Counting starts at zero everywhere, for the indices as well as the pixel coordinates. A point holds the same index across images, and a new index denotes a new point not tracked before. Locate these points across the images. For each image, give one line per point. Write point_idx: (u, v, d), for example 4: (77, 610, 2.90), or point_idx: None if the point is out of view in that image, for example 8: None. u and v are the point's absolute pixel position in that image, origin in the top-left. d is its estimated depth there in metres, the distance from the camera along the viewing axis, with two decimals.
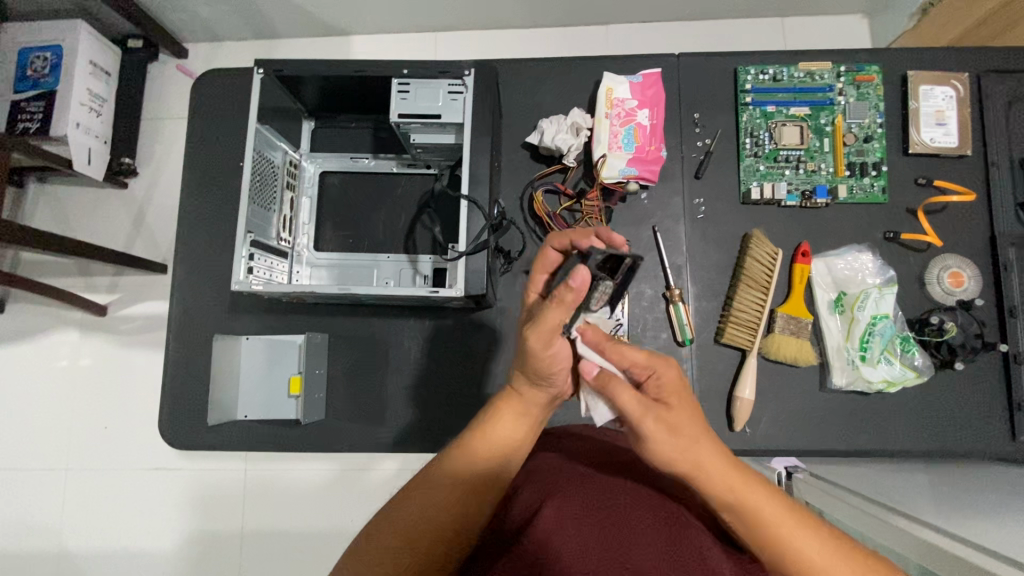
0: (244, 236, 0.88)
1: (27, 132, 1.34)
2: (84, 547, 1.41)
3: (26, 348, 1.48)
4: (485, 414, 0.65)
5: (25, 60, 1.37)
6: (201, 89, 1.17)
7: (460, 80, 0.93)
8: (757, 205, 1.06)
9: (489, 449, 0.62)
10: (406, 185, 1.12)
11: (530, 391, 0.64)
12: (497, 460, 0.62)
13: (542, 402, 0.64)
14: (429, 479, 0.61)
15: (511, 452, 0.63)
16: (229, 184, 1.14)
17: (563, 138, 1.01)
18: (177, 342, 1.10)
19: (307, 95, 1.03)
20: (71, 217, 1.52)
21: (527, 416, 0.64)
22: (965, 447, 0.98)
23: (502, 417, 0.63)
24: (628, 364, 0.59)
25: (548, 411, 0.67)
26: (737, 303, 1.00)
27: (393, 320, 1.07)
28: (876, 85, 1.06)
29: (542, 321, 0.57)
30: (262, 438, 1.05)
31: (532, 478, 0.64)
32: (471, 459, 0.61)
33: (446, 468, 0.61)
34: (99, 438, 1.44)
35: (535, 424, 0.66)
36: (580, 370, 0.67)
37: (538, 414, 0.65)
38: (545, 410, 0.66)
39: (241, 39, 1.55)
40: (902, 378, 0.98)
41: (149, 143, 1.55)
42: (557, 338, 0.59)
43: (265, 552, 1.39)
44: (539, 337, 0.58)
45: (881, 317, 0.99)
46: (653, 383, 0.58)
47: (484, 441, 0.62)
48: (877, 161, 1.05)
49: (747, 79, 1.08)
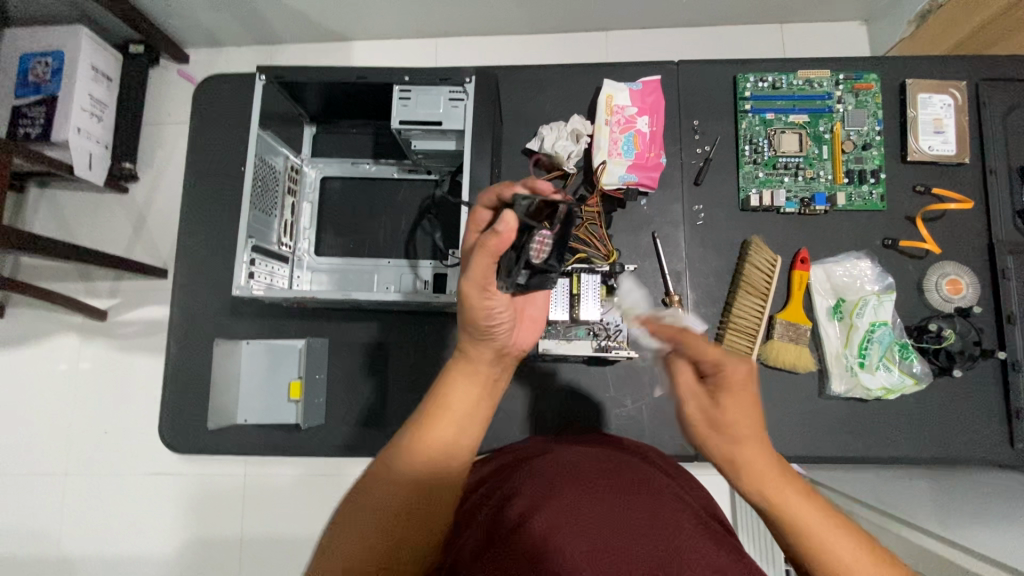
0: (245, 241, 0.89)
1: (28, 137, 1.35)
2: (82, 551, 1.41)
3: (25, 351, 1.48)
4: (438, 387, 0.67)
5: (27, 66, 1.38)
6: (203, 94, 1.18)
7: (462, 87, 0.93)
8: (757, 212, 1.07)
9: (444, 424, 0.64)
10: (407, 190, 1.12)
11: (475, 350, 0.67)
12: (452, 436, 0.63)
13: (489, 359, 0.68)
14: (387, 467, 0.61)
15: (465, 422, 0.65)
16: (230, 189, 1.15)
17: (563, 145, 1.03)
18: (177, 346, 1.10)
19: (309, 100, 1.03)
20: (72, 221, 1.52)
21: (477, 378, 0.67)
22: (964, 454, 0.98)
23: (454, 383, 0.66)
24: (711, 354, 0.64)
25: (502, 371, 0.71)
26: (736, 309, 1.00)
27: (393, 325, 1.07)
28: (874, 93, 1.07)
29: (474, 271, 0.62)
30: (261, 443, 1.05)
31: (527, 483, 0.65)
32: (432, 432, 0.63)
33: (405, 455, 0.61)
34: (97, 442, 1.44)
35: (487, 389, 0.68)
36: (529, 330, 0.73)
37: (488, 372, 0.68)
38: (495, 370, 0.69)
39: (243, 44, 1.56)
40: (901, 385, 0.98)
41: (150, 148, 1.56)
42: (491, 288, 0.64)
43: (262, 556, 1.39)
44: (472, 286, 0.62)
45: (879, 324, 0.99)
46: (728, 373, 0.64)
47: (441, 411, 0.64)
48: (876, 169, 1.05)
49: (746, 87, 1.08)
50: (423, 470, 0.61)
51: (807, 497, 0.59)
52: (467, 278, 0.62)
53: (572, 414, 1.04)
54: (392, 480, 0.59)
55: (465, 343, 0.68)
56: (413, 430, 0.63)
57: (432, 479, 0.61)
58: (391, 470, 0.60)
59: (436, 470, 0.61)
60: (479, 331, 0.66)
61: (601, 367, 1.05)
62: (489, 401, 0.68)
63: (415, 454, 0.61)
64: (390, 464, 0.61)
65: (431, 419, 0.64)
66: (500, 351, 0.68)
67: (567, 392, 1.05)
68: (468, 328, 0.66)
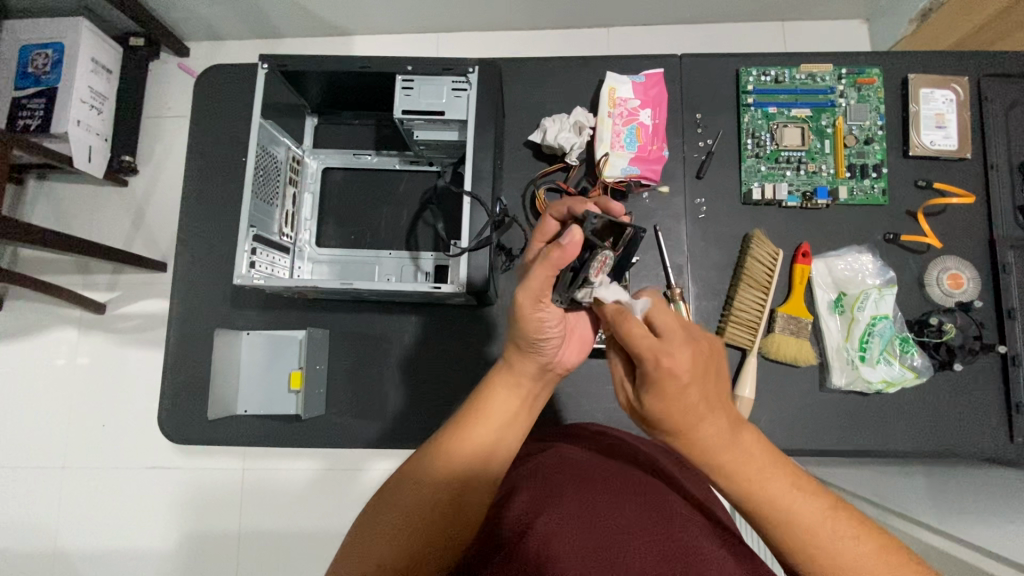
0: (247, 230, 0.88)
1: (28, 128, 1.34)
2: (79, 546, 1.41)
3: (24, 345, 1.47)
4: (478, 394, 0.68)
5: (26, 57, 1.37)
6: (204, 85, 1.17)
7: (465, 77, 0.93)
8: (758, 206, 1.07)
9: (481, 433, 0.65)
10: (408, 182, 1.12)
11: (520, 362, 0.68)
12: (488, 445, 0.65)
13: (533, 373, 0.68)
14: (422, 467, 0.63)
15: (503, 434, 0.66)
16: (231, 181, 1.15)
17: (566, 137, 1.02)
18: (177, 337, 1.10)
19: (311, 91, 1.03)
20: (71, 213, 1.52)
21: (520, 390, 0.68)
22: (964, 448, 0.99)
23: (495, 393, 0.67)
24: (638, 345, 0.58)
25: (544, 388, 0.71)
26: (737, 302, 1.00)
27: (394, 316, 1.07)
28: (876, 88, 1.07)
29: (530, 283, 0.61)
30: (261, 435, 1.05)
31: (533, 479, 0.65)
32: (469, 437, 0.65)
33: (440, 456, 0.63)
34: (96, 437, 1.43)
35: (528, 402, 0.69)
36: (575, 351, 0.73)
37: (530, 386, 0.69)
38: (538, 385, 0.70)
39: (244, 38, 1.55)
40: (901, 378, 0.98)
41: (150, 141, 1.56)
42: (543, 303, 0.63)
43: (261, 551, 1.39)
44: (526, 298, 0.62)
45: (880, 318, 0.99)
46: (665, 367, 0.57)
47: (481, 418, 0.66)
48: (877, 163, 1.05)
49: (749, 81, 1.08)
50: (459, 475, 0.62)
51: (783, 480, 0.58)
52: (522, 289, 0.62)
53: (573, 406, 1.03)
54: (428, 480, 0.61)
55: (509, 355, 0.69)
56: (451, 434, 0.65)
57: (467, 486, 0.62)
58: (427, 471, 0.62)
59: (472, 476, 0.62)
60: (528, 346, 0.66)
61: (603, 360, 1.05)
62: (527, 417, 0.69)
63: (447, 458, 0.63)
64: (423, 464, 0.63)
65: (470, 426, 0.65)
66: (545, 366, 0.69)
67: (568, 384, 1.04)
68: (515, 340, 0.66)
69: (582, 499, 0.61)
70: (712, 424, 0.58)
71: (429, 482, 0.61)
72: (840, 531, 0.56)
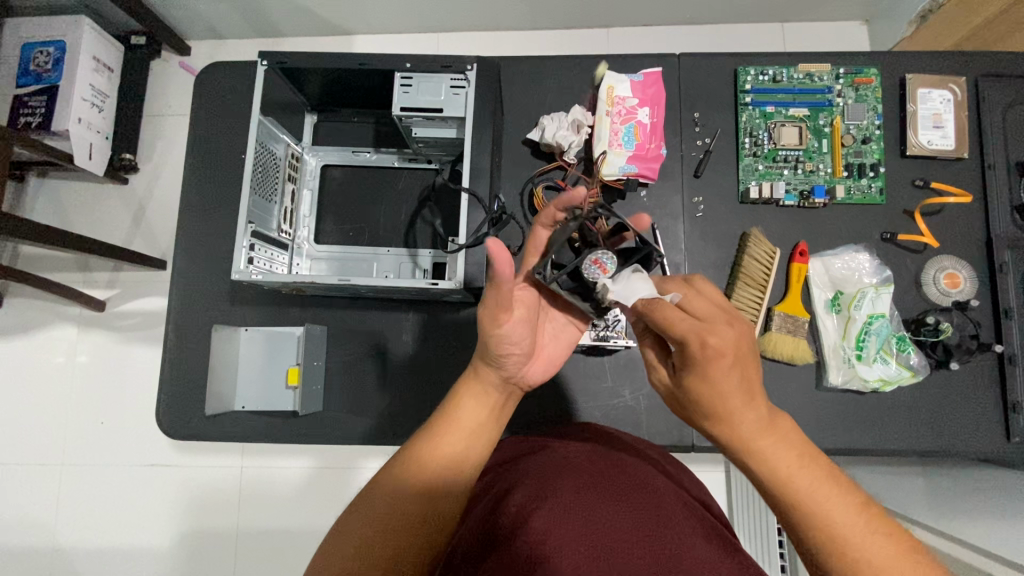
0: (246, 226, 0.88)
1: (28, 126, 1.34)
2: (76, 543, 1.41)
3: (23, 342, 1.47)
4: (448, 404, 0.69)
5: (27, 55, 1.37)
6: (204, 83, 1.18)
7: (463, 75, 0.93)
8: (756, 205, 1.07)
9: (452, 441, 0.65)
10: (407, 179, 1.12)
11: (485, 373, 0.70)
12: (458, 453, 0.65)
13: (498, 385, 0.70)
14: (392, 475, 0.63)
15: (472, 442, 0.66)
16: (230, 178, 1.15)
17: (564, 135, 1.02)
18: (175, 333, 1.10)
19: (310, 88, 1.03)
20: (71, 211, 1.52)
21: (488, 400, 0.69)
22: (961, 447, 0.99)
23: (465, 402, 0.68)
24: (680, 330, 0.58)
25: (510, 399, 0.72)
26: (734, 300, 1.00)
27: (392, 313, 1.07)
28: (874, 88, 1.07)
29: (490, 299, 0.64)
30: (258, 431, 1.05)
31: (524, 480, 0.65)
32: (438, 447, 0.64)
33: (410, 466, 0.63)
34: (93, 435, 1.44)
35: (496, 412, 0.70)
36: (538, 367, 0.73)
37: (497, 396, 0.70)
38: (505, 396, 0.71)
39: (245, 37, 1.56)
40: (898, 377, 0.99)
41: (150, 139, 1.56)
42: (504, 318, 0.66)
43: (257, 549, 1.39)
44: (488, 311, 0.65)
45: (877, 316, 0.99)
46: (712, 347, 0.57)
47: (451, 425, 0.66)
48: (875, 163, 1.06)
49: (747, 80, 1.09)
50: (429, 485, 0.61)
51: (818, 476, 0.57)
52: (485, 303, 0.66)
53: (569, 404, 1.03)
54: (398, 488, 0.61)
55: (475, 365, 0.71)
56: (421, 443, 0.65)
57: (437, 496, 0.61)
58: (396, 479, 0.62)
59: (442, 486, 0.62)
60: (492, 356, 0.68)
61: (600, 358, 1.05)
62: (496, 427, 0.70)
63: (417, 468, 0.62)
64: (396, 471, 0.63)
65: (439, 434, 0.66)
66: (508, 379, 0.71)
67: (565, 382, 1.04)
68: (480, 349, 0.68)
69: (574, 499, 0.61)
70: (751, 408, 0.59)
71: (398, 491, 0.61)
72: (868, 526, 0.54)
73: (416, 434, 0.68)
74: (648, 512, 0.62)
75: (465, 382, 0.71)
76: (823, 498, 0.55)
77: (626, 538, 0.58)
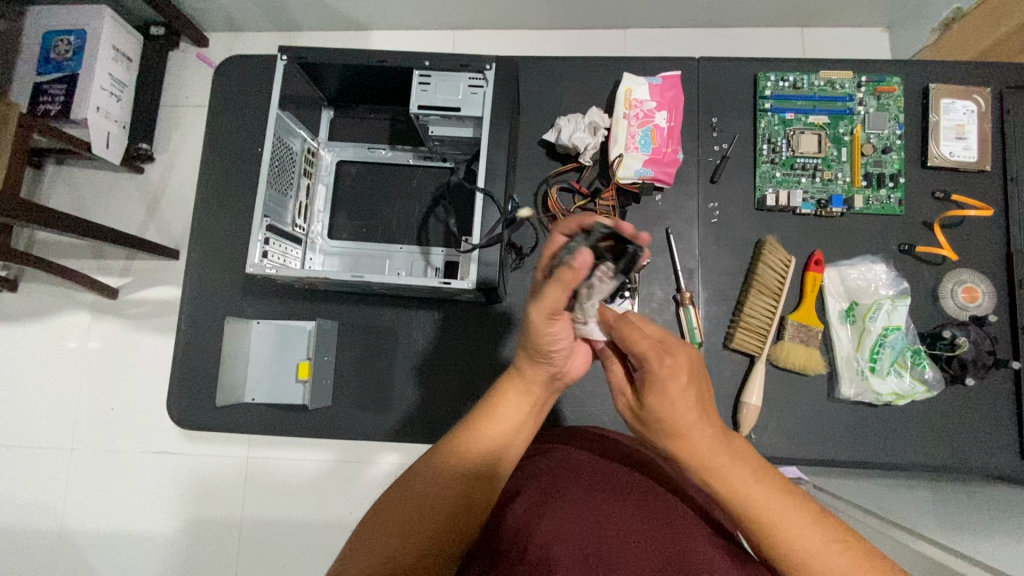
0: (262, 220, 0.89)
1: (47, 114, 1.36)
2: (85, 528, 1.43)
3: (37, 327, 1.49)
4: (491, 397, 0.69)
5: (48, 43, 1.39)
6: (222, 75, 1.18)
7: (481, 75, 0.93)
8: (773, 212, 1.06)
9: (491, 438, 0.65)
10: (421, 177, 1.13)
11: (531, 371, 0.68)
12: (497, 448, 0.65)
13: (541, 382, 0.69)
14: (428, 467, 0.62)
15: (513, 437, 0.67)
16: (246, 170, 1.16)
17: (580, 137, 1.02)
18: (188, 323, 1.11)
19: (327, 83, 1.03)
20: (87, 199, 1.54)
21: (529, 398, 0.69)
22: (975, 464, 0.97)
23: (507, 397, 0.68)
24: (639, 345, 0.58)
25: (548, 397, 0.72)
26: (748, 308, 0.99)
27: (404, 311, 1.07)
28: (897, 97, 1.06)
29: (545, 300, 0.61)
30: (267, 424, 1.05)
31: (531, 487, 0.66)
32: (478, 445, 0.64)
33: (463, 442, 0.64)
34: (104, 420, 1.45)
35: (535, 409, 0.70)
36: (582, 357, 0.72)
37: (539, 393, 0.70)
38: (546, 393, 0.71)
39: (263, 30, 1.56)
40: (911, 391, 0.97)
41: (166, 129, 1.57)
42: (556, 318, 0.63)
43: (263, 540, 1.40)
44: (539, 315, 0.62)
45: (893, 328, 0.97)
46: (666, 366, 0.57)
47: (494, 418, 0.66)
48: (895, 172, 1.04)
49: (766, 86, 1.08)
50: (468, 480, 0.62)
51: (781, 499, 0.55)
52: (535, 305, 0.62)
53: (576, 407, 1.02)
54: (450, 465, 0.62)
55: (521, 361, 0.69)
56: (466, 432, 0.65)
57: (486, 474, 0.63)
58: (444, 457, 0.63)
59: (489, 468, 0.64)
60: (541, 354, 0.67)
61: None
62: (535, 420, 0.70)
63: (456, 463, 0.63)
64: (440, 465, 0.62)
65: (481, 428, 0.66)
66: (553, 376, 0.70)
67: (573, 384, 1.03)
68: (529, 349, 0.66)
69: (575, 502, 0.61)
70: (709, 427, 0.56)
71: (442, 473, 0.62)
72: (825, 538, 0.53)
73: (456, 426, 0.67)
74: (654, 513, 0.61)
75: (510, 378, 0.70)
76: (778, 512, 0.54)
77: (629, 539, 0.57)
